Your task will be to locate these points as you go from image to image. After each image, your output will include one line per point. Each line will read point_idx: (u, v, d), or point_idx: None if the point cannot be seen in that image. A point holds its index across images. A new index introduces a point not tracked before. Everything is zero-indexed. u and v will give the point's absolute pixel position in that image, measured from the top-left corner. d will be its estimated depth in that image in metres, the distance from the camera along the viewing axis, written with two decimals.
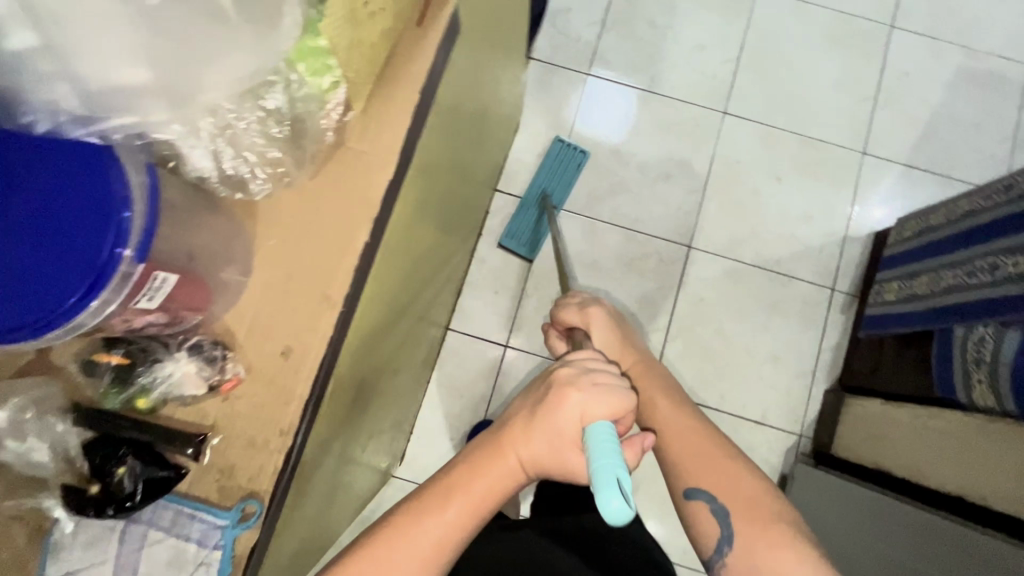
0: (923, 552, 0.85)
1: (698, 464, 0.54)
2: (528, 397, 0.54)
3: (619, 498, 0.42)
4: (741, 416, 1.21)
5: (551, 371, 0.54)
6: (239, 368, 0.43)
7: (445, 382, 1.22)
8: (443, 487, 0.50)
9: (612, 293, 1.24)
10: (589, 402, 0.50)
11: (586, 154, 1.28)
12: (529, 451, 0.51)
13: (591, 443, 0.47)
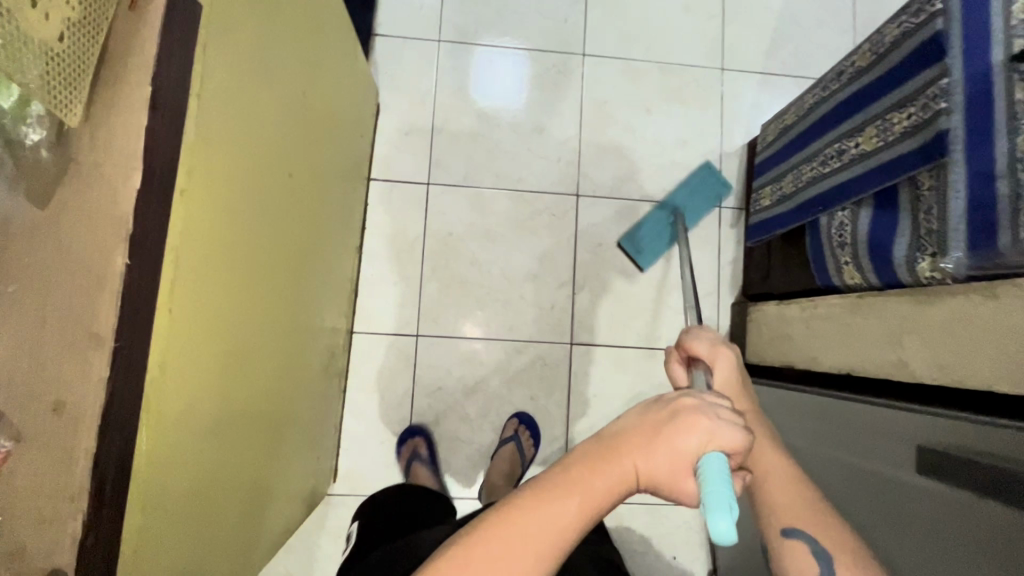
0: (797, 433, 0.93)
1: (802, 509, 0.55)
2: (648, 408, 0.47)
3: (728, 522, 0.39)
4: (660, 347, 1.23)
5: (673, 393, 0.48)
6: (4, 442, 0.38)
7: (364, 387, 1.17)
8: (558, 484, 0.44)
9: (511, 258, 1.22)
10: (720, 429, 0.44)
11: (727, 188, 1.26)
12: (650, 464, 0.44)
13: (706, 471, 0.41)
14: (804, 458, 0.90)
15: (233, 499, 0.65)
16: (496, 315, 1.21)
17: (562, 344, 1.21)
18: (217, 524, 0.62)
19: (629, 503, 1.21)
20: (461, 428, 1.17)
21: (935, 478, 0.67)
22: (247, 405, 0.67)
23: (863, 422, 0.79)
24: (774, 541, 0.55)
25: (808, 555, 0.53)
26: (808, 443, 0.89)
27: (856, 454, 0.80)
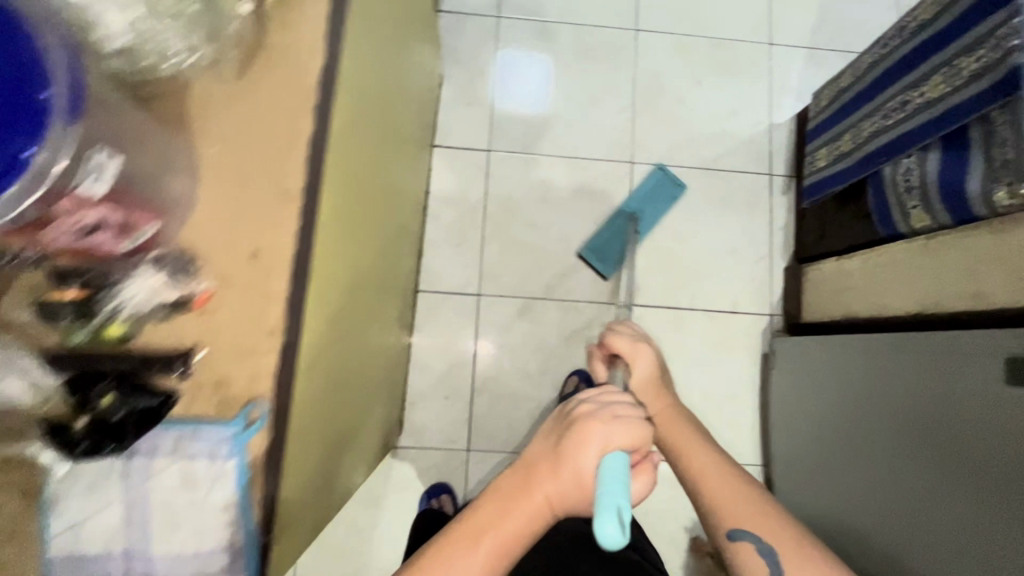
0: (877, 375, 0.93)
1: (738, 505, 0.61)
2: (551, 432, 0.55)
3: (614, 524, 0.45)
4: (714, 309, 1.26)
5: (571, 409, 0.56)
6: (208, 281, 0.42)
7: (428, 343, 1.21)
8: (468, 529, 0.51)
9: (569, 222, 1.26)
10: (611, 435, 0.52)
11: (683, 188, 1.27)
12: (556, 489, 0.51)
13: (603, 474, 0.49)
14: (889, 396, 0.90)
15: (338, 423, 0.69)
16: (555, 277, 1.24)
17: (619, 305, 1.24)
18: (331, 428, 0.65)
19: None
20: (521, 384, 1.20)
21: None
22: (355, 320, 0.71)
23: (943, 347, 0.81)
24: (724, 543, 0.61)
25: (757, 510, 0.60)
26: (891, 383, 0.90)
27: (943, 382, 0.80)
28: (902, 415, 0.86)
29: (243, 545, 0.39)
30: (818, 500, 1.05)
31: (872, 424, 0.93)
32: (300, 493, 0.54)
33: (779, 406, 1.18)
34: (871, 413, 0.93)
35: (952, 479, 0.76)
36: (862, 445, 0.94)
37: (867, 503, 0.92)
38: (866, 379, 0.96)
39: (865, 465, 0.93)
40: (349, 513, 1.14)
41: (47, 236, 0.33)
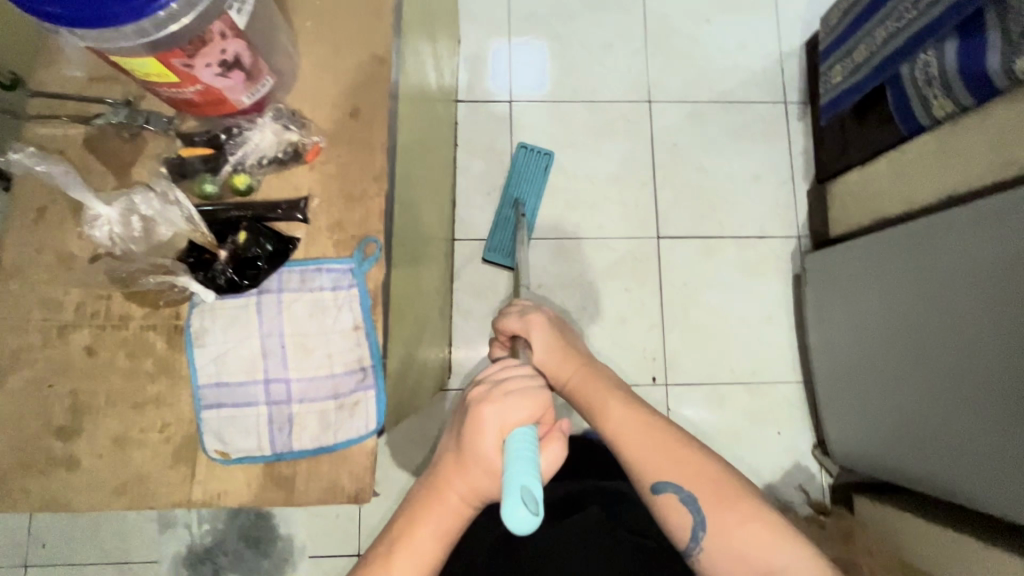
0: (913, 267, 0.95)
1: (656, 459, 0.56)
2: (455, 428, 0.54)
3: (524, 506, 0.40)
4: (743, 235, 1.29)
5: (467, 395, 0.53)
6: (317, 137, 0.46)
7: (468, 291, 1.24)
8: (386, 545, 0.53)
9: (594, 163, 1.30)
10: (505, 414, 0.49)
11: (552, 155, 1.29)
12: (467, 483, 0.52)
13: (508, 456, 0.46)
14: (929, 285, 0.92)
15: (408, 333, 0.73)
16: (585, 216, 1.28)
17: (649, 239, 1.28)
18: (406, 323, 0.69)
19: (728, 383, 1.24)
20: None
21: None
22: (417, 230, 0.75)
23: (981, 216, 0.83)
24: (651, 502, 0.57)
25: (674, 459, 0.56)
26: (927, 271, 0.92)
27: (984, 253, 0.82)
28: (944, 299, 0.88)
29: (371, 363, 0.43)
30: (870, 403, 1.06)
31: (914, 315, 0.94)
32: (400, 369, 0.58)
33: (815, 316, 1.20)
34: (910, 301, 0.95)
35: (1008, 343, 0.78)
36: (908, 339, 0.96)
37: (924, 390, 0.93)
38: (902, 273, 0.98)
39: (914, 357, 0.95)
40: (408, 456, 1.18)
41: (195, 71, 0.39)
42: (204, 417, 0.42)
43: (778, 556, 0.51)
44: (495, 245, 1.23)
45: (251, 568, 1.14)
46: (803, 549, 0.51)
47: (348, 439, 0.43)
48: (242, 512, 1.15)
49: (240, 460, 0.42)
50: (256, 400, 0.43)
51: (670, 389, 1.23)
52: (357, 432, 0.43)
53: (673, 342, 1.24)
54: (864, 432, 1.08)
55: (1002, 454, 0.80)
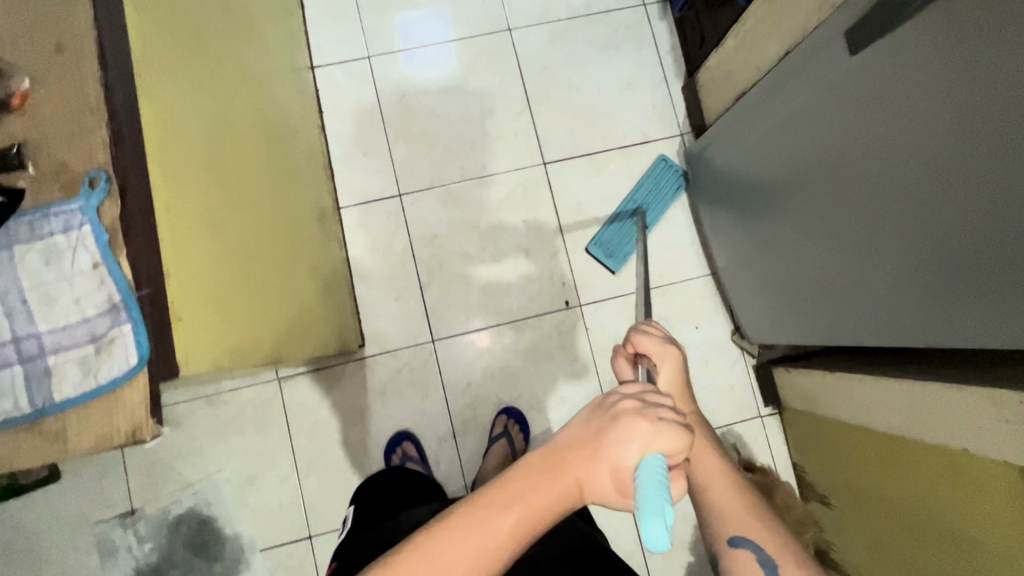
0: (764, 143, 0.96)
1: (743, 517, 0.54)
2: (588, 414, 0.46)
3: (661, 529, 0.38)
4: (626, 144, 1.29)
5: (610, 398, 0.47)
6: (22, 83, 0.49)
7: (366, 255, 1.22)
8: (479, 510, 0.44)
9: (466, 102, 1.28)
10: (658, 435, 0.43)
11: (686, 177, 1.28)
12: (591, 476, 0.44)
13: (643, 474, 0.41)
14: (790, 146, 0.90)
15: (249, 294, 0.71)
16: (468, 157, 1.26)
17: (536, 166, 1.26)
18: (239, 273, 0.69)
19: None
20: (464, 265, 1.23)
21: (864, 48, 0.71)
22: (241, 183, 0.73)
23: (809, 59, 0.83)
24: (720, 550, 0.54)
25: (763, 525, 0.54)
26: (775, 145, 0.93)
27: (806, 110, 0.84)
28: (795, 167, 0.90)
29: (122, 299, 0.47)
30: (786, 286, 1.04)
31: (779, 191, 0.96)
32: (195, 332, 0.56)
33: (714, 214, 1.19)
34: (784, 168, 0.93)
35: (865, 182, 0.77)
36: (782, 215, 0.98)
37: (832, 249, 0.89)
38: (758, 154, 0.99)
39: (793, 231, 0.96)
40: (340, 430, 1.17)
41: None
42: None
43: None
44: (601, 240, 1.24)
45: None
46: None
47: (114, 378, 0.47)
48: (182, 524, 1.13)
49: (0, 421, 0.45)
50: (7, 362, 0.45)
51: (585, 310, 1.24)
52: (122, 370, 0.47)
53: (580, 262, 1.25)
54: (771, 313, 1.11)
55: (882, 291, 0.82)
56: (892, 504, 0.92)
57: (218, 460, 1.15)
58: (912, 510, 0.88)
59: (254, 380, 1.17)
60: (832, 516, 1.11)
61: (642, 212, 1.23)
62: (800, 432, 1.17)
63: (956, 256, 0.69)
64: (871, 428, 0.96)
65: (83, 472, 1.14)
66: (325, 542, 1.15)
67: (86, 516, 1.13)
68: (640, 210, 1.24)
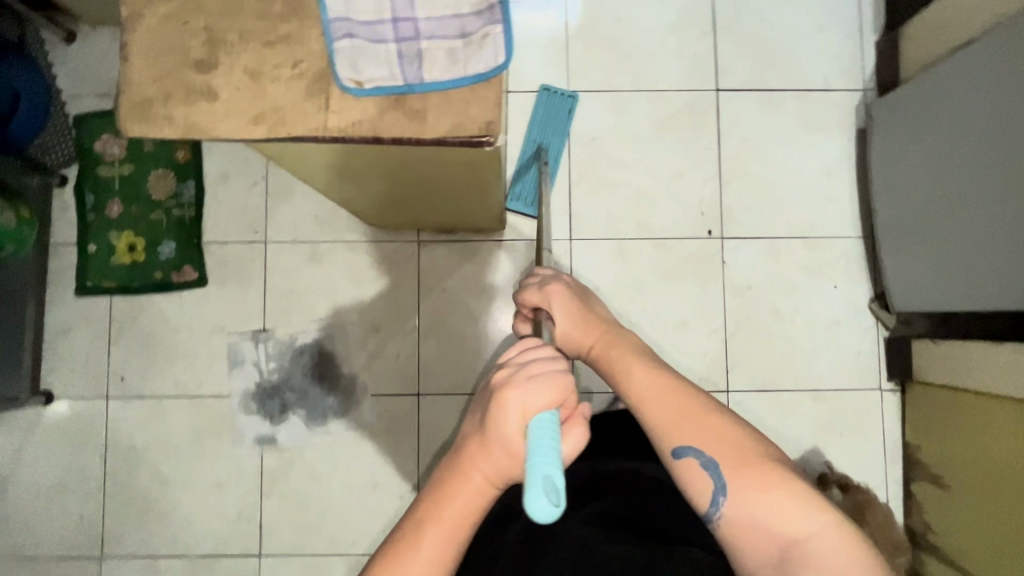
0: (1001, 111, 0.90)
1: (683, 424, 0.56)
2: (476, 413, 0.55)
3: (546, 496, 0.42)
4: (805, 88, 1.24)
5: (490, 380, 0.55)
6: None
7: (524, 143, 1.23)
8: (408, 533, 0.54)
9: (650, 14, 1.26)
10: (529, 400, 0.50)
11: (574, 97, 1.23)
12: (490, 464, 0.53)
13: (529, 443, 0.48)
14: (1017, 103, 0.87)
15: None
16: (641, 69, 1.25)
17: (707, 91, 1.24)
18: None
19: (786, 237, 1.22)
20: (617, 174, 1.23)
21: None
22: None
23: None
24: (670, 466, 0.56)
25: (700, 421, 0.56)
26: (1020, 108, 0.86)
27: None
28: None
29: (495, 7, 0.55)
30: (944, 252, 1.03)
31: (1014, 156, 0.88)
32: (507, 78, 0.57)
33: (878, 170, 1.16)
34: (998, 128, 0.90)
35: None
36: (1006, 183, 0.90)
37: (1023, 215, 0.88)
38: (985, 119, 0.93)
39: (1015, 202, 0.89)
40: (464, 302, 1.21)
41: None
42: (349, 48, 0.55)
43: (799, 523, 0.50)
44: (515, 191, 1.20)
45: (316, 403, 1.19)
46: (827, 514, 0.51)
47: (469, 74, 0.55)
48: (305, 352, 1.20)
49: (380, 86, 0.55)
50: (385, 39, 0.56)
51: (725, 244, 1.22)
52: (483, 69, 0.55)
53: (732, 195, 1.22)
54: (938, 293, 1.06)
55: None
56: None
57: (349, 302, 1.21)
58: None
59: (396, 236, 1.21)
60: (940, 496, 1.09)
61: (543, 149, 1.19)
62: (921, 405, 1.14)
63: None
64: (1014, 397, 0.94)
65: (227, 284, 1.21)
66: (431, 402, 1.19)
67: (222, 324, 1.21)
68: (540, 147, 1.20)
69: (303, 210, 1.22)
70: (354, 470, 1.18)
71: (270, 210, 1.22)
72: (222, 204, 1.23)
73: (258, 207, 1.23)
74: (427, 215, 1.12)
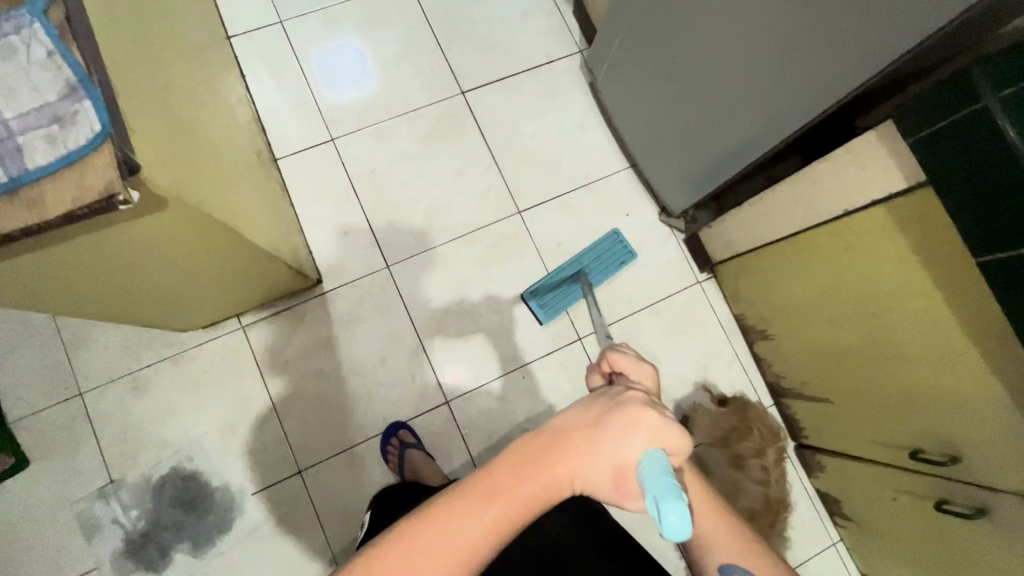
0: (647, 38, 1.09)
1: (735, 545, 0.56)
2: (591, 404, 0.52)
3: (676, 516, 0.44)
4: (533, 64, 1.41)
5: (618, 392, 0.53)
6: None
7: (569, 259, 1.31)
8: (479, 490, 0.47)
9: (378, 50, 1.37)
10: (665, 430, 0.49)
11: (634, 257, 1.32)
12: (585, 468, 0.49)
13: (645, 471, 0.47)
14: (652, 28, 1.06)
15: (208, 166, 0.71)
16: (390, 98, 1.35)
17: (454, 96, 1.36)
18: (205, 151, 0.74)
19: (571, 190, 1.36)
20: (406, 194, 1.31)
21: None
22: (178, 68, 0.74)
23: None
24: None
25: (750, 549, 0.56)
26: (656, 33, 1.06)
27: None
28: (681, 41, 1.00)
29: (79, 81, 0.47)
30: (676, 156, 1.19)
31: (676, 75, 1.06)
32: (173, 158, 0.59)
33: (616, 110, 1.33)
34: (653, 50, 1.09)
35: (707, 34, 0.94)
36: (681, 94, 1.07)
37: (695, 106, 1.05)
38: (646, 48, 1.11)
39: (693, 107, 1.06)
40: (312, 365, 1.21)
41: None
42: None
43: None
44: (539, 292, 1.27)
45: (197, 531, 1.11)
46: None
47: (80, 147, 0.46)
48: (166, 485, 1.12)
49: None
50: None
51: (525, 216, 1.33)
52: (87, 140, 0.46)
53: (512, 174, 1.35)
54: (686, 189, 1.22)
55: (788, 120, 0.88)
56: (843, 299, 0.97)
57: (195, 414, 1.16)
58: (881, 307, 0.90)
59: (217, 331, 1.19)
60: (772, 345, 1.23)
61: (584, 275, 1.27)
62: (730, 280, 1.30)
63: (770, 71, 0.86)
64: (771, 241, 1.10)
65: (52, 454, 1.12)
66: (315, 473, 1.16)
67: (62, 497, 1.10)
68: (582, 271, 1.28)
69: (111, 346, 1.16)
70: None
71: (75, 361, 1.15)
72: (16, 376, 1.13)
73: (59, 363, 1.15)
74: (234, 302, 1.09)
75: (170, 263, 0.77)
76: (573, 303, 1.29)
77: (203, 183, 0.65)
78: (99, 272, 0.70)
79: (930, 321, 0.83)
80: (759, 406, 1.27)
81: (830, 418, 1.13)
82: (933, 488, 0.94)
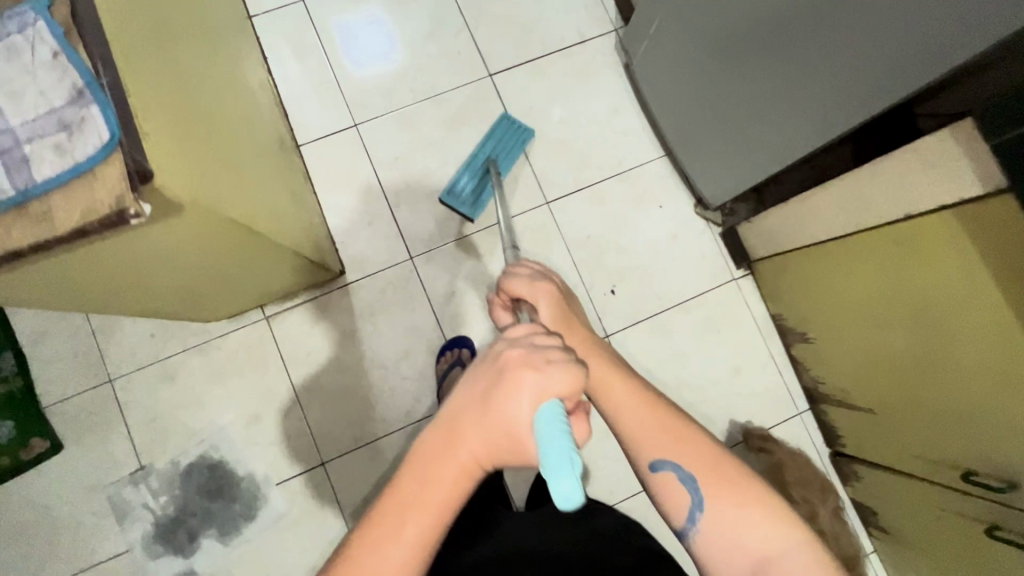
0: (689, 22, 1.01)
1: (660, 437, 0.55)
2: (477, 376, 0.49)
3: (569, 480, 0.39)
4: (566, 45, 1.33)
5: (499, 352, 0.50)
6: None
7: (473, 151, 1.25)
8: (390, 510, 0.48)
9: (402, 29, 1.31)
10: (550, 381, 0.46)
11: (530, 131, 1.26)
12: (481, 446, 0.48)
13: (540, 433, 0.43)
14: (694, 13, 0.99)
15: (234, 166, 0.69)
16: (414, 81, 1.29)
17: (481, 79, 1.30)
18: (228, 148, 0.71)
19: (602, 179, 1.29)
20: (431, 182, 1.26)
21: None
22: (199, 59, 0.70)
23: None
24: (646, 479, 0.55)
25: (677, 438, 0.55)
26: (698, 20, 0.98)
27: None
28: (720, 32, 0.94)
29: (85, 85, 0.44)
30: (716, 151, 1.13)
31: (719, 69, 0.99)
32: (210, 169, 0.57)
33: (652, 96, 1.26)
34: (694, 37, 1.02)
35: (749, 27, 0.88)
36: (722, 86, 1.01)
37: (735, 101, 0.99)
38: (688, 33, 1.03)
39: (733, 102, 1.00)
40: (335, 356, 1.19)
41: None
42: None
43: (773, 540, 0.50)
44: (451, 188, 1.22)
45: (223, 518, 1.13)
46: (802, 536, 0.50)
47: (88, 158, 0.44)
48: (193, 472, 1.14)
49: None
50: None
51: (553, 207, 1.28)
52: (94, 150, 0.43)
53: (540, 162, 1.29)
54: (725, 185, 1.16)
55: (846, 118, 0.81)
56: (895, 280, 0.88)
57: (220, 404, 1.16)
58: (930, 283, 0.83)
59: (241, 321, 1.19)
60: (812, 348, 1.17)
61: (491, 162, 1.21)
62: (768, 277, 1.23)
63: (821, 68, 0.80)
64: (823, 245, 1.02)
65: (84, 439, 1.14)
66: (338, 465, 1.16)
67: (94, 481, 1.13)
68: (488, 160, 1.22)
69: (138, 335, 1.17)
70: (286, 566, 1.13)
71: (103, 348, 1.16)
72: (48, 363, 1.15)
73: (89, 350, 1.16)
74: (257, 294, 1.08)
75: (188, 265, 0.75)
76: (491, 195, 1.23)
77: (224, 185, 0.62)
78: (105, 280, 0.68)
79: (986, 308, 0.76)
80: (799, 458, 1.20)
81: (871, 428, 1.08)
82: (987, 512, 0.88)
